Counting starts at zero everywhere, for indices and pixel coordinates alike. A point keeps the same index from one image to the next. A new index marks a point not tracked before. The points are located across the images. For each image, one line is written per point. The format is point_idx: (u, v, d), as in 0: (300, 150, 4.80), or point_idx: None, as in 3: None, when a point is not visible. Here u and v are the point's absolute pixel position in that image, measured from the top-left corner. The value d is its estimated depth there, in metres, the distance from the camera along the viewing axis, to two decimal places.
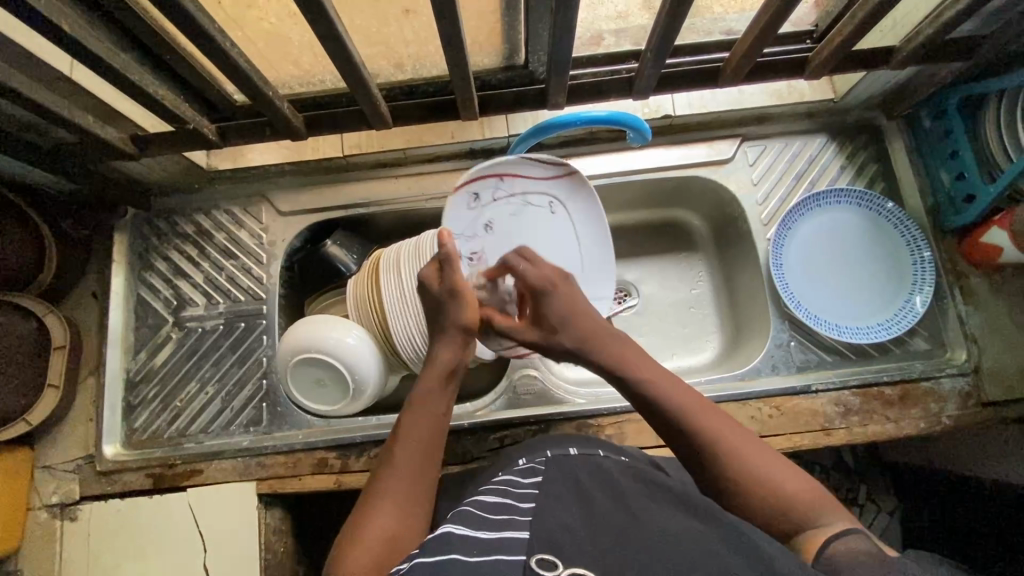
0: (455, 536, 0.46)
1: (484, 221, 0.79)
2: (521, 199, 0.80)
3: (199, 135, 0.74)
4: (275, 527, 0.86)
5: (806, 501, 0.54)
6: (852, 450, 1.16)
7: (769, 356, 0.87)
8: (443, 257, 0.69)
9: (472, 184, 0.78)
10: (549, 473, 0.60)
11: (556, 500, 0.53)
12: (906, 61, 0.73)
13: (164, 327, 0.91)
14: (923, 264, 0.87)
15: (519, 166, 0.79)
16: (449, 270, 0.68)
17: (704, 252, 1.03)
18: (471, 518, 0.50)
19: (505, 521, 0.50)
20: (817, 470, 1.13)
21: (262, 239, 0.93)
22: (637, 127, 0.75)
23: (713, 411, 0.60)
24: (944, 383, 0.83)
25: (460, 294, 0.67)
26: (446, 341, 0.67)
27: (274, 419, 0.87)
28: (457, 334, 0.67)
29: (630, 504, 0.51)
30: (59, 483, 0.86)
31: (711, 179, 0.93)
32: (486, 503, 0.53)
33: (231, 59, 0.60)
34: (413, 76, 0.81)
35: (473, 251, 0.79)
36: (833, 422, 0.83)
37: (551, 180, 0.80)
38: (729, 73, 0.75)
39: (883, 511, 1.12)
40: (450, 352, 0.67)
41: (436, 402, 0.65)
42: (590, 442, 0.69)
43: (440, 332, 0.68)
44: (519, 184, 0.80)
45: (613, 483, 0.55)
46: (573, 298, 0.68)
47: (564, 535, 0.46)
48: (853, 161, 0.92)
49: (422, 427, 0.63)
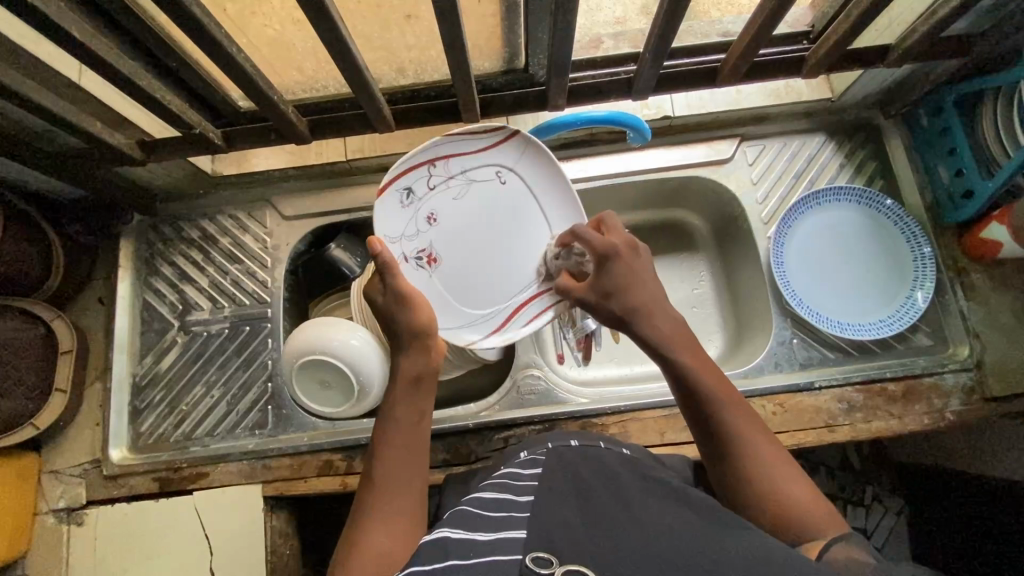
0: (450, 543, 0.46)
1: (425, 214, 0.75)
2: (461, 178, 0.76)
3: (205, 140, 0.75)
4: (281, 529, 0.86)
5: (806, 507, 0.56)
6: (857, 450, 1.15)
7: (772, 353, 0.87)
8: (382, 266, 0.66)
9: (401, 179, 0.73)
10: (549, 463, 0.60)
11: (554, 492, 0.53)
12: (902, 59, 0.74)
13: (170, 331, 0.92)
14: (923, 260, 0.88)
15: (448, 147, 0.75)
16: (391, 278, 0.66)
17: (705, 251, 1.04)
18: (466, 519, 0.51)
19: (503, 518, 0.50)
20: (822, 470, 1.12)
21: (267, 243, 0.93)
22: (638, 127, 0.75)
23: (742, 407, 0.63)
24: (947, 378, 0.84)
25: (408, 299, 0.66)
26: (410, 350, 0.67)
27: (279, 421, 0.88)
28: (414, 341, 0.67)
29: (628, 495, 0.52)
30: (66, 487, 0.86)
31: (710, 179, 0.93)
32: (484, 501, 0.54)
33: (238, 65, 0.61)
34: (415, 80, 0.83)
35: (420, 249, 0.75)
36: (837, 419, 0.83)
37: (491, 150, 0.77)
38: (726, 74, 0.76)
39: (891, 511, 1.10)
40: (412, 360, 0.67)
41: (408, 412, 0.66)
42: (589, 435, 0.70)
43: (404, 341, 0.68)
44: (454, 165, 0.76)
45: (613, 476, 0.56)
46: (634, 267, 0.68)
47: (561, 528, 0.47)
48: (852, 159, 0.93)
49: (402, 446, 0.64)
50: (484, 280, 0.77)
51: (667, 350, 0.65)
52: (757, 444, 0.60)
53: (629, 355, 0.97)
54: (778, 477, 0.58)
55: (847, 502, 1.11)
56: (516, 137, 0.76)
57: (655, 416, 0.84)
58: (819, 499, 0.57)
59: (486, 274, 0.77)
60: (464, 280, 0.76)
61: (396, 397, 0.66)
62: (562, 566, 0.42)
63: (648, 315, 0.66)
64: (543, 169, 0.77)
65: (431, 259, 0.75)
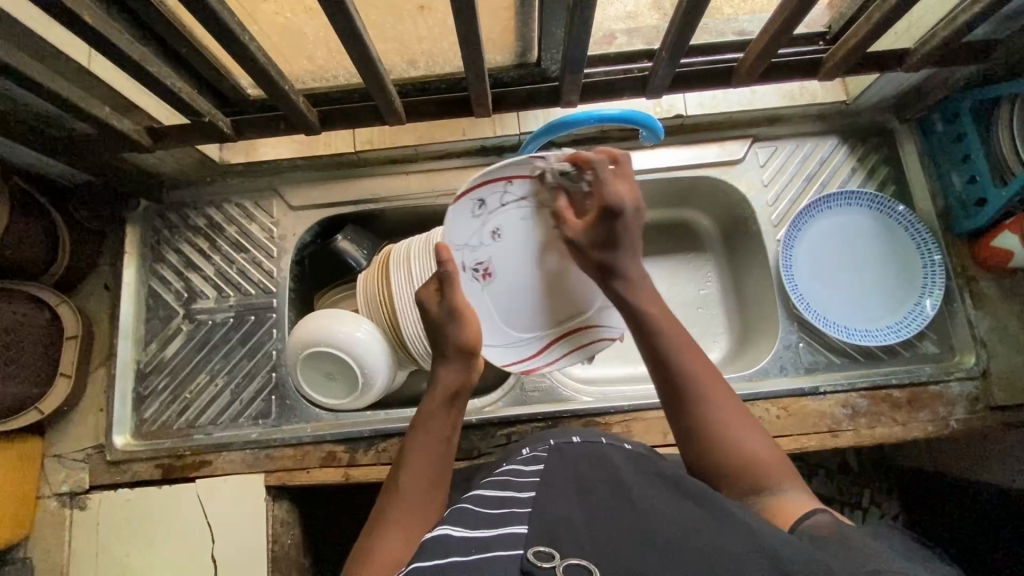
0: (453, 539, 0.46)
1: (491, 228, 0.73)
2: (536, 200, 0.73)
3: (214, 128, 0.74)
4: (282, 519, 0.86)
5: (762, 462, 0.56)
6: (857, 454, 1.15)
7: (777, 357, 0.87)
8: (443, 276, 0.67)
9: (478, 189, 0.70)
10: (551, 461, 0.61)
11: (555, 489, 0.53)
12: (920, 64, 0.73)
13: (175, 319, 0.92)
14: (932, 266, 0.87)
15: (532, 164, 0.70)
16: (450, 291, 0.67)
17: (712, 252, 1.03)
18: (467, 516, 0.51)
19: (503, 515, 0.50)
20: (821, 473, 1.13)
21: (273, 233, 0.93)
22: (651, 125, 0.74)
23: (707, 362, 0.62)
24: (952, 387, 0.83)
25: (460, 314, 0.67)
26: (451, 363, 0.68)
27: (283, 411, 0.88)
28: (459, 354, 0.68)
29: (628, 490, 0.52)
30: (69, 472, 0.86)
31: (721, 179, 0.93)
32: (485, 499, 0.54)
33: (250, 54, 0.61)
34: (425, 72, 0.82)
35: (480, 262, 0.74)
36: (840, 424, 0.83)
37: (572, 171, 0.70)
38: (742, 73, 0.75)
39: (887, 515, 1.12)
40: (452, 374, 0.68)
41: (441, 424, 0.66)
42: (592, 433, 0.71)
43: (441, 352, 0.69)
44: (533, 185, 0.72)
45: (613, 473, 0.56)
46: (634, 230, 0.66)
47: (563, 523, 0.47)
48: (865, 163, 0.92)
49: (427, 451, 0.65)
50: (532, 303, 0.78)
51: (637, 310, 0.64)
52: (722, 401, 0.59)
53: (633, 355, 0.97)
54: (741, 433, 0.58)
55: (844, 504, 1.13)
56: (610, 156, 0.67)
57: (658, 416, 0.84)
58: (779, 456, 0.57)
59: (536, 294, 0.78)
60: (517, 297, 0.77)
61: (430, 407, 0.67)
62: (564, 562, 0.42)
63: (629, 270, 0.66)
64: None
65: (488, 272, 0.75)
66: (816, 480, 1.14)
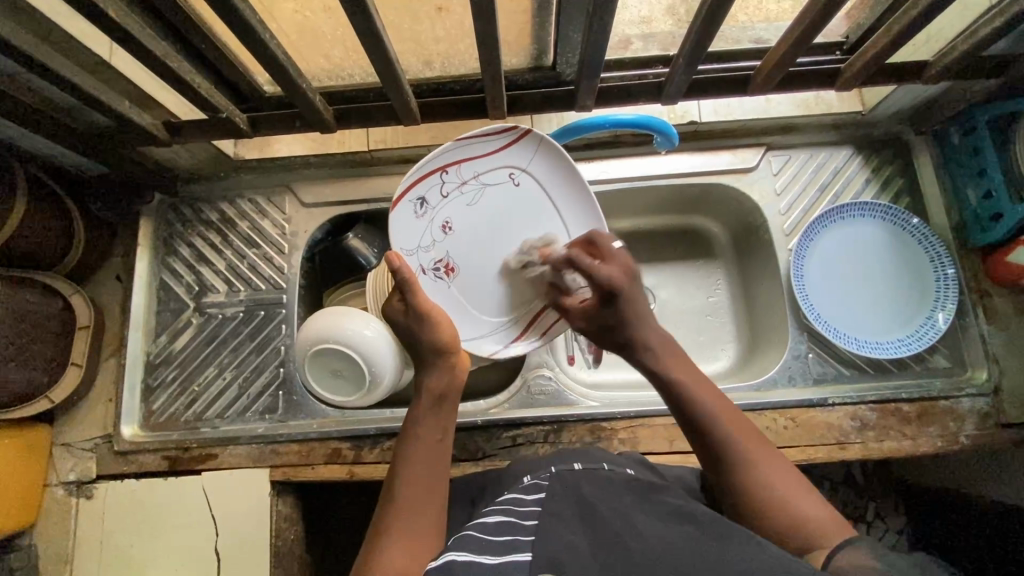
0: (458, 564, 0.48)
1: (439, 223, 0.76)
2: (473, 181, 0.77)
3: (230, 124, 0.74)
4: (286, 514, 0.86)
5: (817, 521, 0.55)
6: (863, 468, 1.15)
7: (786, 367, 0.86)
8: (401, 283, 0.68)
9: (414, 191, 0.75)
10: (552, 486, 0.58)
11: (557, 516, 0.53)
12: (939, 75, 0.72)
13: (185, 312, 0.92)
14: (946, 281, 0.86)
15: (462, 153, 0.76)
16: (410, 295, 0.68)
17: (722, 260, 1.03)
18: (473, 543, 0.51)
19: (509, 541, 0.51)
20: (827, 486, 1.13)
21: (285, 229, 0.94)
22: (666, 132, 0.73)
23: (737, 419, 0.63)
24: (963, 402, 0.83)
25: (426, 314, 0.68)
26: (438, 367, 0.69)
27: (289, 407, 0.88)
28: (438, 357, 0.69)
29: (634, 518, 0.52)
30: (77, 460, 0.87)
31: (734, 187, 0.92)
32: (488, 524, 0.54)
33: (269, 51, 0.61)
34: (441, 73, 0.82)
35: (437, 259, 0.77)
36: (849, 437, 0.82)
37: (503, 150, 0.77)
38: (758, 83, 0.74)
39: (892, 529, 1.13)
40: (437, 377, 0.68)
41: (432, 427, 0.67)
42: (590, 455, 0.70)
43: (422, 360, 0.69)
44: (467, 170, 0.77)
45: (617, 497, 0.56)
46: (637, 300, 0.68)
47: (569, 559, 0.47)
48: (879, 175, 0.92)
49: (421, 456, 0.65)
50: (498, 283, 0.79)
51: (664, 379, 0.65)
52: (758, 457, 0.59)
53: None
54: (791, 495, 0.56)
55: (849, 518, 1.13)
56: (526, 136, 0.76)
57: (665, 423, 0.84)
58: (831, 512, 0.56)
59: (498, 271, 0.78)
60: (482, 280, 0.78)
61: (419, 411, 0.67)
62: None
63: (649, 340, 0.67)
64: (557, 172, 0.77)
65: (448, 268, 0.77)
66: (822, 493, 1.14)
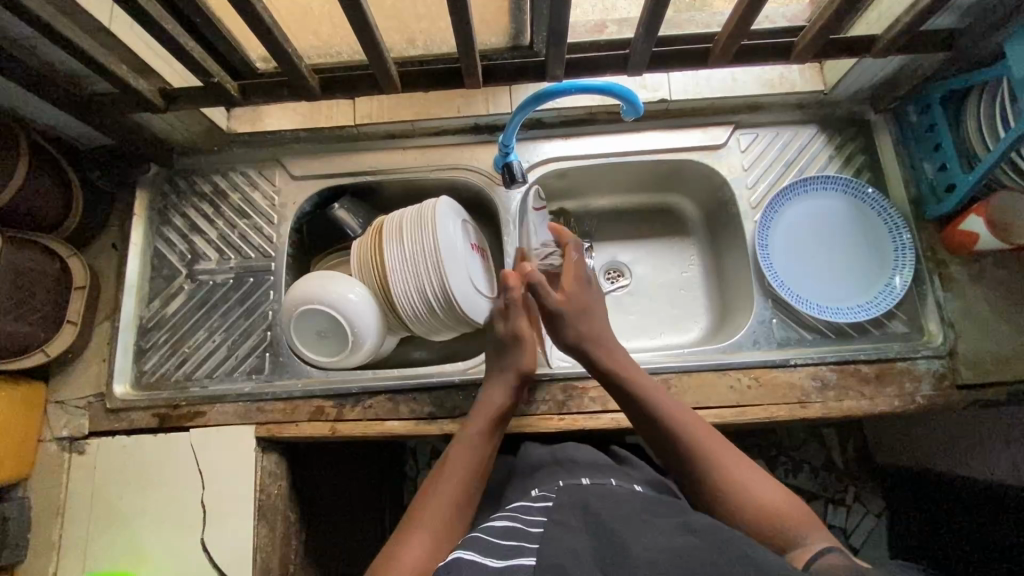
0: (462, 563, 0.52)
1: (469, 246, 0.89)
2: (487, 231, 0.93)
3: (222, 91, 0.79)
4: (270, 471, 0.89)
5: (782, 515, 0.60)
6: (842, 452, 1.20)
7: (750, 332, 0.91)
8: (510, 301, 0.83)
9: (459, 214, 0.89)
10: (558, 497, 0.62)
11: (560, 522, 0.55)
12: (887, 48, 0.77)
13: (177, 278, 0.96)
14: (903, 247, 0.91)
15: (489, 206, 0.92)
16: (513, 315, 0.83)
17: (695, 235, 1.07)
18: (478, 542, 0.55)
19: (513, 547, 0.54)
20: (806, 469, 1.18)
21: (275, 200, 0.98)
22: (631, 99, 0.77)
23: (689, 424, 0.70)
24: (919, 364, 0.86)
25: (519, 337, 0.82)
26: (498, 385, 0.80)
27: (276, 367, 0.92)
28: (509, 374, 0.81)
29: (634, 522, 0.54)
30: (71, 417, 0.90)
31: (703, 163, 0.97)
32: (495, 527, 0.58)
33: (256, 14, 0.66)
34: (424, 51, 0.87)
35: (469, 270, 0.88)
36: (809, 396, 0.85)
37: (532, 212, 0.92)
38: (717, 54, 0.79)
39: (872, 512, 1.17)
40: (499, 397, 0.79)
41: (484, 441, 0.75)
42: (601, 472, 0.72)
43: (494, 376, 0.82)
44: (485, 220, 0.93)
45: (620, 505, 0.58)
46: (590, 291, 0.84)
47: (569, 555, 0.50)
48: (842, 151, 0.97)
49: (466, 461, 0.73)
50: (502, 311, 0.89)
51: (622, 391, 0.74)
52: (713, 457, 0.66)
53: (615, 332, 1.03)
54: (754, 489, 0.63)
55: (829, 501, 1.17)
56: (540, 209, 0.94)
57: None
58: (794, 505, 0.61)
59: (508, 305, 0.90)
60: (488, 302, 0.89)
61: (476, 423, 0.77)
62: None
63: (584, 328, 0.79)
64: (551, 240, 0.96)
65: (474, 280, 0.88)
66: (801, 475, 1.19)
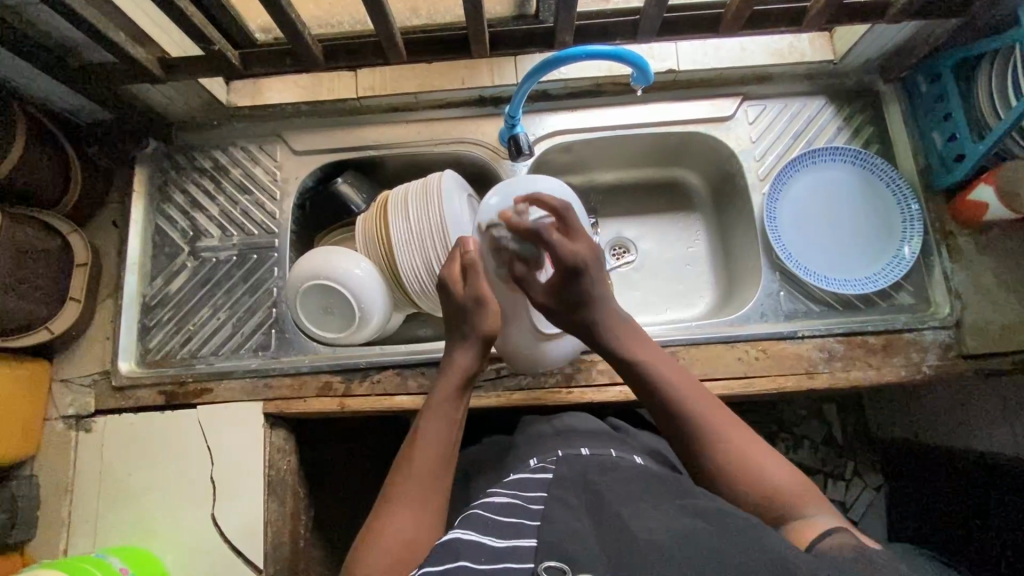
0: (461, 545, 0.48)
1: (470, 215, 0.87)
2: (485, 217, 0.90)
3: (223, 60, 0.77)
4: (279, 446, 0.89)
5: (785, 488, 0.57)
6: (843, 427, 1.20)
7: (758, 304, 0.91)
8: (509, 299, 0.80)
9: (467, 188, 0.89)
10: (559, 473, 0.59)
11: (562, 501, 0.53)
12: (900, 13, 0.76)
13: (180, 256, 0.95)
14: (911, 217, 0.91)
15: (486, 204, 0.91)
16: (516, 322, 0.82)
17: (701, 209, 1.07)
18: (477, 519, 0.52)
19: (514, 523, 0.51)
20: (806, 444, 1.18)
21: (277, 176, 0.96)
22: (641, 66, 0.75)
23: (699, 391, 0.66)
24: (926, 334, 0.86)
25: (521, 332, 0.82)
26: (465, 347, 0.73)
27: (281, 344, 0.92)
28: (477, 338, 0.73)
29: (638, 505, 0.51)
30: (76, 395, 0.90)
31: (710, 135, 0.96)
32: (495, 503, 0.55)
33: None
34: (427, 21, 0.86)
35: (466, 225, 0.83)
36: (817, 366, 0.86)
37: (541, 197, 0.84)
38: (728, 21, 0.77)
39: (870, 487, 1.16)
40: (465, 356, 0.72)
41: (451, 406, 0.69)
42: (600, 443, 0.70)
43: (459, 336, 0.73)
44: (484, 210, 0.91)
45: (624, 484, 0.56)
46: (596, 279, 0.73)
47: (571, 537, 0.47)
48: (850, 123, 0.96)
49: (437, 432, 0.66)
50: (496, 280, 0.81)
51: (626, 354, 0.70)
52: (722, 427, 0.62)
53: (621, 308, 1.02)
54: (755, 460, 0.59)
55: (828, 475, 1.17)
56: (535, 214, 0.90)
57: None
58: (800, 480, 0.58)
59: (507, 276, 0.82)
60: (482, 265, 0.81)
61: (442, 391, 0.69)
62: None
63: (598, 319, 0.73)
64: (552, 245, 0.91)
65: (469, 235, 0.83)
66: (801, 451, 1.18)
